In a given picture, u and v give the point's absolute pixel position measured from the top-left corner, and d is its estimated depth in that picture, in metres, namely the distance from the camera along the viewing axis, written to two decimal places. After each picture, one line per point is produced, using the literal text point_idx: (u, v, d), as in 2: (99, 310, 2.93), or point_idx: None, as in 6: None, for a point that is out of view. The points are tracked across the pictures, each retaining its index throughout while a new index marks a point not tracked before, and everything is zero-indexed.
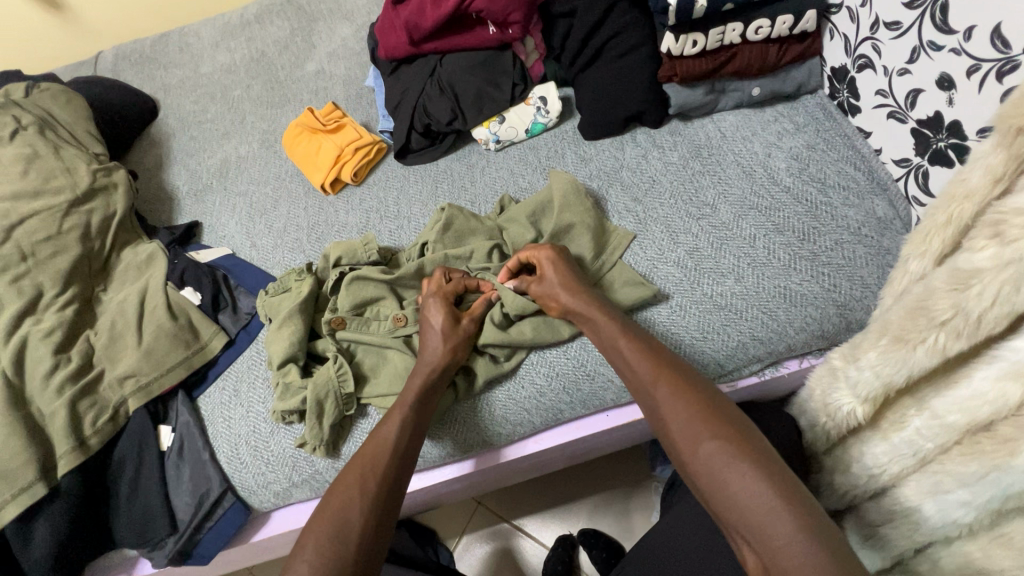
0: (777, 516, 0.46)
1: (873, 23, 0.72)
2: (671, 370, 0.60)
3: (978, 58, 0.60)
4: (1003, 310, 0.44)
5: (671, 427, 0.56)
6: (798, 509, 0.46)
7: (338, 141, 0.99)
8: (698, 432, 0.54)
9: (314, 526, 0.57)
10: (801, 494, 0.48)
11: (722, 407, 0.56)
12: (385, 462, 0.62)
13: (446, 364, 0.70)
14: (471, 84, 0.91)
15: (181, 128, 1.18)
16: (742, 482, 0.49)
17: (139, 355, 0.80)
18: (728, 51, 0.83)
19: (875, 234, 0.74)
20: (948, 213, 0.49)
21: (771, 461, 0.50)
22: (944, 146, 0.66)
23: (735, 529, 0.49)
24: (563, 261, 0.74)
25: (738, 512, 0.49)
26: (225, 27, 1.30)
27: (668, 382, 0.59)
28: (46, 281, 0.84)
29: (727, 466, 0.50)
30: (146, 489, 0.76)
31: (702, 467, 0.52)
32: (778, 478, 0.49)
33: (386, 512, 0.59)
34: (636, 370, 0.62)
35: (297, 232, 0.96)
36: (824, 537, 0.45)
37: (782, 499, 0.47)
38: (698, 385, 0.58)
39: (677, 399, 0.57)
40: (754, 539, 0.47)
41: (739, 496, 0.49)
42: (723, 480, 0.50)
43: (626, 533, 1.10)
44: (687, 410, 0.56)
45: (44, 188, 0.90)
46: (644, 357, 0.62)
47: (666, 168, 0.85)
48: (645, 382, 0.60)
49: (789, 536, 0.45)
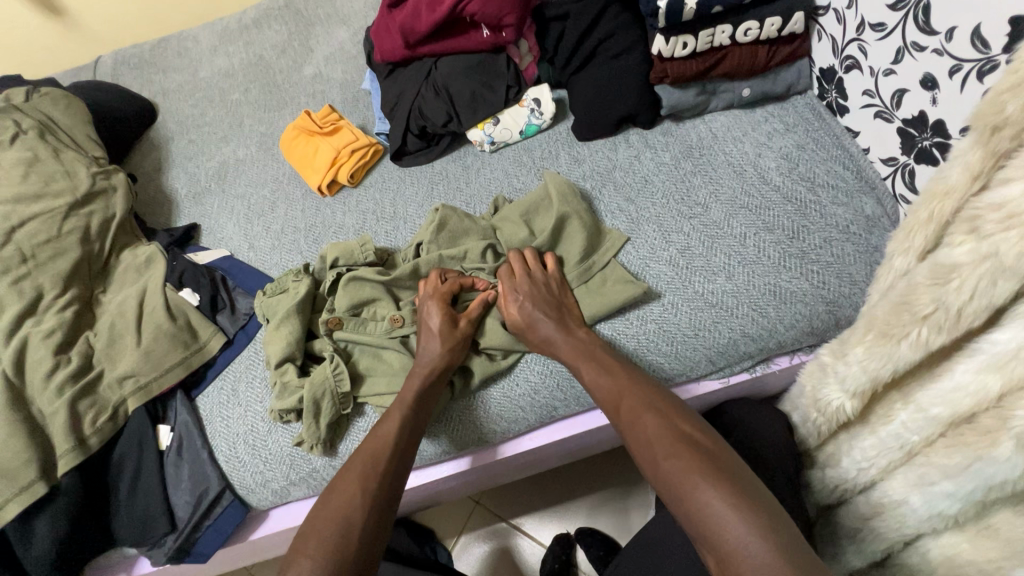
0: (726, 519, 0.47)
1: (859, 25, 0.74)
2: (636, 389, 0.63)
3: (960, 58, 0.61)
4: (982, 304, 0.45)
5: (636, 444, 0.58)
6: (749, 509, 0.47)
7: (335, 144, 1.00)
8: (658, 446, 0.56)
9: (315, 524, 0.57)
10: (756, 497, 0.48)
11: (684, 421, 0.58)
12: (386, 460, 0.63)
13: (444, 362, 0.71)
14: (466, 87, 0.92)
15: (180, 131, 1.19)
16: (697, 490, 0.50)
17: (138, 355, 0.81)
18: (718, 53, 0.84)
19: (863, 232, 0.75)
20: (929, 210, 0.50)
21: (729, 468, 0.51)
22: (929, 144, 0.67)
23: (694, 538, 0.50)
24: (534, 278, 0.75)
25: (693, 520, 0.49)
26: (223, 32, 1.31)
27: (633, 401, 0.62)
28: (46, 283, 0.85)
29: (682, 476, 0.52)
30: (146, 488, 0.77)
31: (662, 480, 0.54)
32: (731, 481, 0.50)
33: (386, 511, 0.60)
34: (601, 392, 0.65)
35: (295, 234, 0.97)
36: (774, 535, 0.45)
37: (731, 502, 0.48)
38: (661, 401, 0.61)
39: (640, 416, 0.60)
40: (710, 544, 0.48)
41: (692, 503, 0.50)
42: (678, 488, 0.51)
43: (622, 532, 1.11)
44: (649, 427, 0.58)
45: (44, 191, 0.91)
46: (610, 375, 0.65)
47: (659, 168, 0.86)
48: (612, 404, 0.63)
49: (738, 537, 0.46)
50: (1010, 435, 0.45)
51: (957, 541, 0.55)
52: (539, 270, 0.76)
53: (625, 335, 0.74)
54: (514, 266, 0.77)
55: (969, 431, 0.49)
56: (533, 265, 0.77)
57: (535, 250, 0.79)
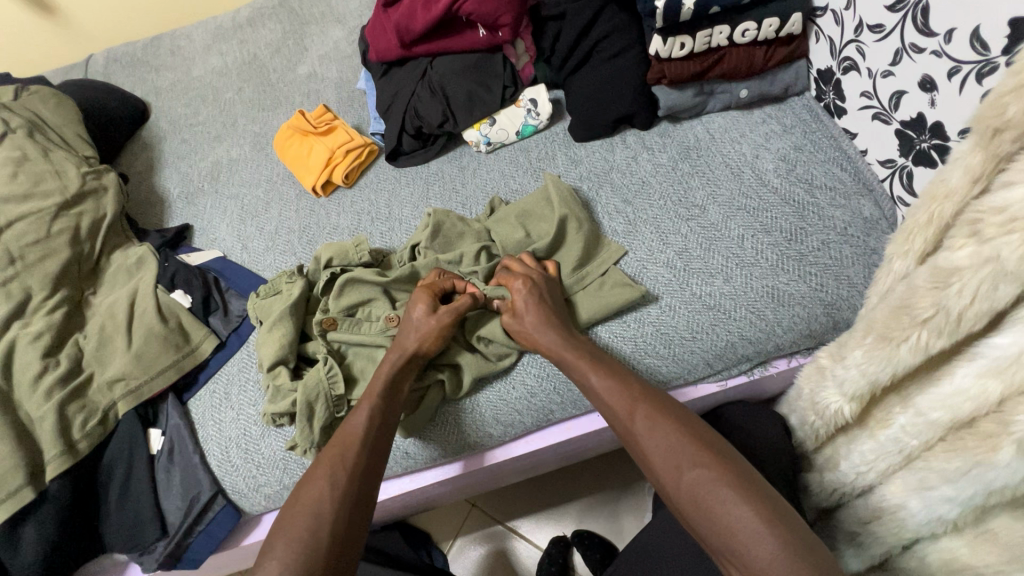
0: (761, 536, 0.47)
1: (857, 26, 0.73)
2: (647, 396, 0.61)
3: (958, 60, 0.60)
4: (983, 307, 0.44)
5: (651, 455, 0.56)
6: (780, 525, 0.47)
7: (329, 144, 0.99)
8: (679, 458, 0.54)
9: (284, 524, 0.56)
10: (782, 510, 0.49)
11: (699, 428, 0.57)
12: (355, 452, 0.62)
13: (415, 350, 0.71)
14: (462, 87, 0.91)
15: (172, 131, 1.18)
16: (727, 506, 0.49)
17: (128, 358, 0.80)
18: (716, 53, 0.83)
19: (862, 234, 0.74)
20: (929, 212, 0.49)
21: (751, 479, 0.51)
22: (927, 146, 0.67)
23: (717, 550, 0.50)
24: (537, 280, 0.74)
25: (723, 536, 0.49)
26: (217, 30, 1.30)
27: (647, 407, 0.59)
28: (35, 284, 0.84)
29: (710, 490, 0.51)
30: (136, 494, 0.76)
31: (686, 494, 0.52)
32: (759, 497, 0.50)
33: (357, 508, 0.59)
34: (611, 396, 0.62)
35: (289, 235, 0.96)
36: (807, 551, 0.46)
37: (764, 519, 0.48)
38: (674, 408, 0.59)
39: (655, 424, 0.58)
40: (740, 561, 0.48)
41: (722, 519, 0.49)
42: (708, 504, 0.50)
43: (619, 534, 1.10)
44: (668, 436, 0.56)
45: (33, 191, 0.90)
46: (620, 382, 0.63)
47: (656, 169, 0.85)
48: (620, 410, 0.61)
49: (774, 555, 0.46)
50: (1010, 440, 0.45)
51: (955, 546, 0.55)
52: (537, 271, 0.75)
53: (623, 337, 0.73)
54: (510, 268, 0.76)
55: (970, 436, 0.49)
56: (532, 266, 0.76)
57: (532, 255, 0.78)
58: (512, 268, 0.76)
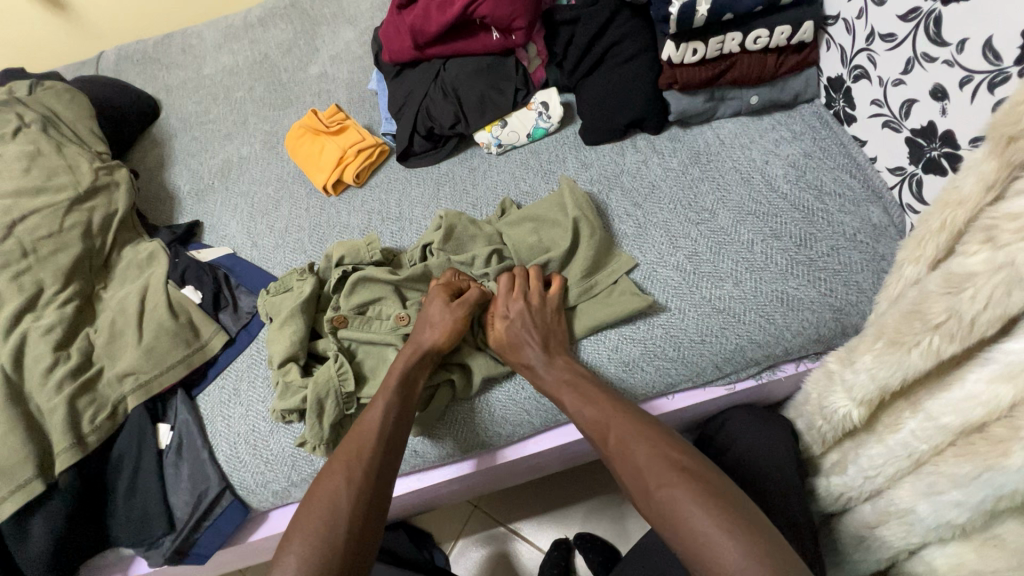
0: (721, 547, 0.47)
1: (868, 35, 0.74)
2: (619, 413, 0.62)
3: (970, 69, 0.61)
4: (996, 313, 0.45)
5: (626, 472, 0.58)
6: (744, 533, 0.47)
7: (341, 143, 0.99)
8: (648, 475, 0.55)
9: (303, 520, 0.56)
10: (750, 520, 0.49)
11: (668, 442, 0.58)
12: (370, 448, 0.62)
13: (431, 348, 0.71)
14: (474, 89, 0.92)
15: (183, 128, 1.19)
16: (691, 520, 0.50)
17: (139, 353, 0.80)
18: (727, 60, 0.84)
19: (870, 241, 0.75)
20: (942, 219, 0.50)
21: (718, 490, 0.52)
22: (938, 155, 0.68)
23: (689, 564, 0.50)
24: (537, 296, 0.75)
25: (690, 547, 0.49)
26: (228, 29, 1.31)
27: (618, 427, 0.61)
28: (47, 278, 0.84)
29: (673, 505, 0.51)
30: (144, 488, 0.76)
31: (656, 507, 0.53)
32: (723, 506, 0.50)
33: (371, 510, 0.58)
34: (586, 419, 0.64)
35: (299, 233, 0.97)
36: (770, 559, 0.45)
37: (725, 528, 0.48)
38: (645, 423, 0.60)
39: (626, 442, 0.59)
40: (707, 571, 0.48)
41: (688, 534, 0.50)
42: (674, 515, 0.51)
43: (621, 538, 1.10)
44: (636, 455, 0.57)
45: (46, 185, 0.90)
46: (597, 403, 0.64)
47: (666, 174, 0.86)
48: (597, 431, 0.63)
49: (736, 562, 0.46)
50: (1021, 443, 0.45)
51: (963, 551, 0.55)
52: (540, 291, 0.75)
53: (632, 340, 0.74)
54: (513, 279, 0.77)
55: (981, 441, 0.49)
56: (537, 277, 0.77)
57: (540, 268, 0.78)
58: (514, 281, 0.77)
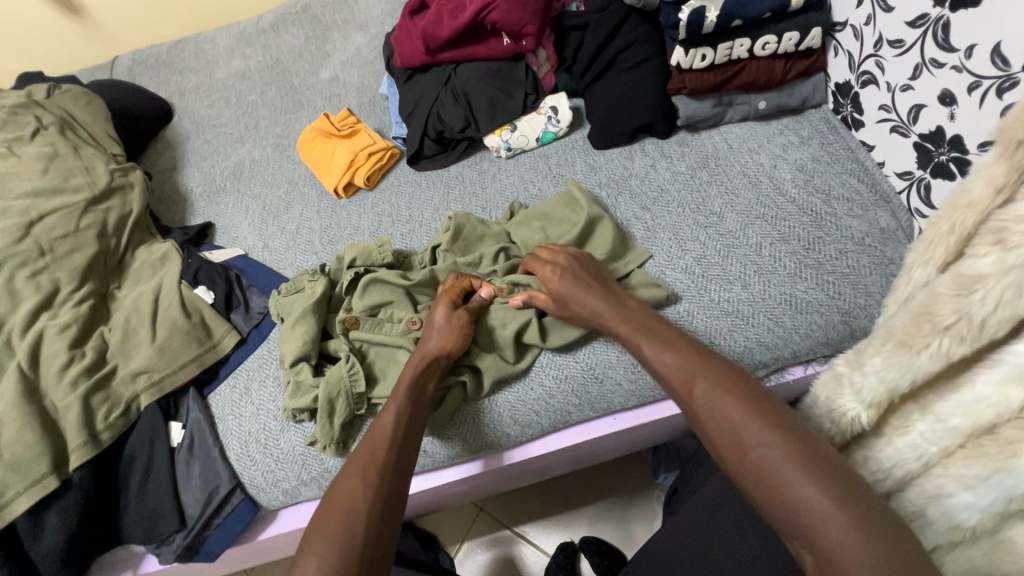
0: (834, 518, 0.42)
1: (876, 41, 0.75)
2: (709, 365, 0.56)
3: (978, 75, 0.62)
4: (1006, 314, 0.45)
5: (711, 427, 0.52)
6: (853, 505, 0.43)
7: (352, 146, 1.01)
8: (743, 432, 0.50)
9: (321, 520, 0.56)
10: (859, 494, 0.44)
11: (766, 402, 0.52)
12: (384, 454, 0.62)
13: (437, 355, 0.70)
14: (484, 94, 0.93)
15: (196, 131, 1.20)
16: (799, 485, 0.45)
17: (152, 351, 0.81)
18: (736, 65, 0.85)
19: (879, 245, 0.75)
20: (951, 222, 0.50)
21: (820, 457, 0.47)
22: (946, 159, 0.68)
23: (785, 530, 0.46)
24: (590, 267, 0.74)
25: (790, 515, 0.45)
26: (241, 34, 1.33)
27: (706, 379, 0.55)
28: (63, 277, 0.85)
29: (775, 467, 0.46)
30: (156, 485, 0.77)
31: (750, 469, 0.48)
32: (828, 475, 0.45)
33: (388, 517, 0.58)
34: (668, 367, 0.58)
35: (310, 234, 0.98)
36: (885, 538, 0.41)
37: (839, 501, 0.43)
38: (738, 379, 0.54)
39: (715, 395, 0.53)
40: (809, 540, 0.44)
41: (790, 500, 0.45)
42: (773, 481, 0.46)
43: (627, 541, 1.10)
44: (729, 410, 0.51)
45: (63, 186, 0.92)
46: (680, 353, 0.59)
47: (674, 178, 0.87)
48: (679, 380, 0.57)
49: (847, 536, 0.42)
50: None
51: None
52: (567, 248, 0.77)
53: None
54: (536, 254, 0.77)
55: (990, 442, 0.49)
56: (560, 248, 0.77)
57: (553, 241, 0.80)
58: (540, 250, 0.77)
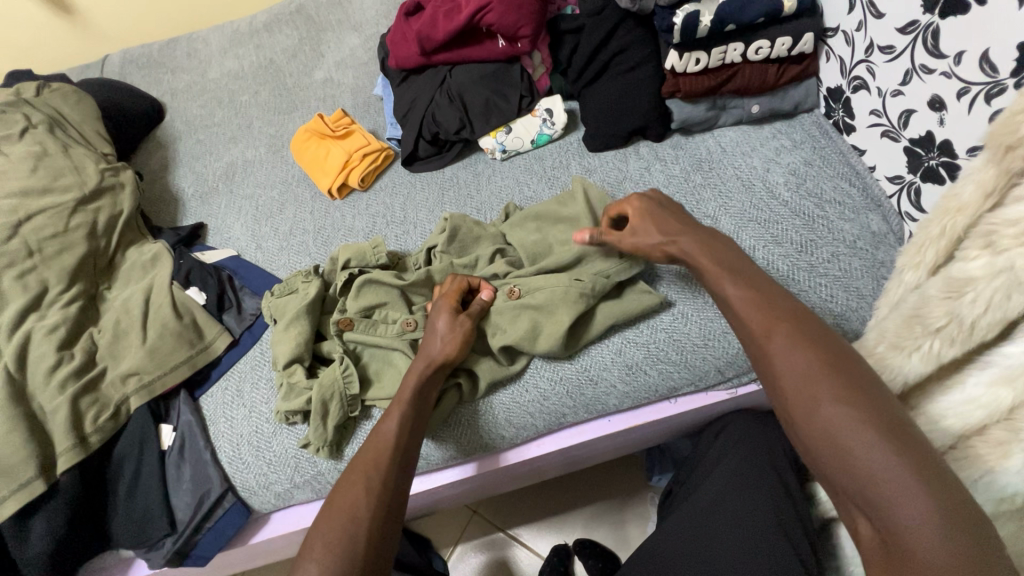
0: (909, 494, 0.40)
1: (868, 47, 0.76)
2: (792, 316, 0.52)
3: (967, 81, 0.63)
4: (995, 316, 0.46)
5: (783, 380, 0.49)
6: (937, 487, 0.40)
7: (346, 147, 1.00)
8: (820, 390, 0.46)
9: (322, 526, 0.56)
10: (943, 476, 0.41)
11: (848, 363, 0.48)
12: (388, 460, 0.61)
13: (441, 361, 0.69)
14: (480, 95, 0.93)
15: (187, 131, 1.19)
16: (869, 455, 0.42)
17: (143, 353, 0.80)
18: (729, 69, 0.86)
19: (871, 248, 0.76)
20: (942, 226, 0.51)
21: (907, 430, 0.44)
22: (935, 164, 0.69)
23: (848, 494, 0.44)
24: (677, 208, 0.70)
25: (858, 484, 0.43)
26: (234, 34, 1.32)
27: (789, 329, 0.51)
28: (52, 278, 0.84)
29: (849, 432, 0.44)
30: (146, 488, 0.76)
31: (820, 431, 0.45)
32: (914, 451, 0.42)
33: (391, 515, 0.58)
34: (748, 311, 0.55)
35: (304, 235, 0.97)
36: (961, 523, 0.39)
37: (919, 479, 0.40)
38: (821, 334, 0.50)
39: (796, 348, 0.50)
40: (875, 512, 0.42)
41: (859, 467, 0.43)
42: (844, 447, 0.44)
43: (621, 543, 1.10)
44: (806, 366, 0.48)
45: (52, 185, 0.91)
46: (760, 301, 0.55)
47: (669, 180, 0.87)
48: (754, 325, 0.53)
49: (922, 517, 0.39)
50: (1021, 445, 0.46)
51: None
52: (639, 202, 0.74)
53: (635, 343, 0.75)
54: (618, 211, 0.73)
55: (979, 443, 0.50)
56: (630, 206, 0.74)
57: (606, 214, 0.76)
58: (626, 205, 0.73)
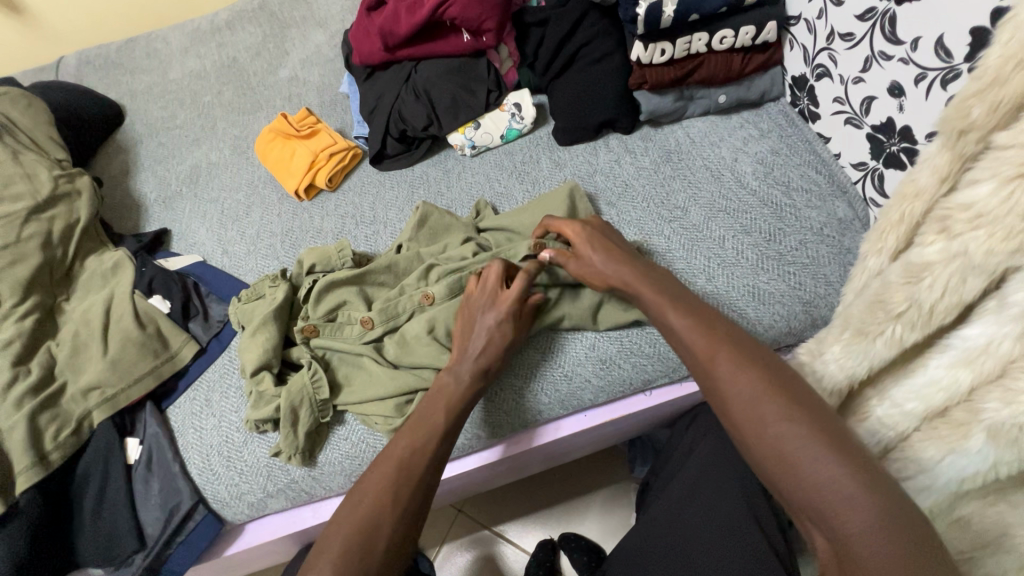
0: (855, 506, 0.40)
1: (829, 34, 0.76)
2: (733, 340, 0.53)
3: (924, 67, 0.63)
4: (952, 300, 0.47)
5: (729, 401, 0.49)
6: (882, 496, 0.40)
7: (312, 147, 0.98)
8: (763, 408, 0.46)
9: (342, 531, 0.53)
10: (886, 485, 0.41)
11: (787, 381, 0.48)
12: (417, 466, 0.58)
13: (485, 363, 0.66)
14: (446, 90, 0.92)
15: (148, 134, 1.16)
16: (815, 468, 0.42)
17: (104, 365, 0.77)
18: (695, 60, 0.86)
19: (837, 234, 0.77)
20: (901, 211, 0.51)
21: (849, 441, 0.44)
22: (897, 150, 0.70)
23: (802, 512, 0.43)
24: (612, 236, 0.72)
25: (808, 497, 0.42)
26: (194, 33, 1.28)
27: (730, 351, 0.51)
28: (4, 290, 0.81)
29: (795, 446, 0.44)
30: (112, 505, 0.73)
31: (769, 450, 0.45)
32: (857, 460, 0.42)
33: (415, 524, 0.56)
34: (690, 334, 0.55)
35: (271, 239, 0.95)
36: (906, 530, 0.38)
37: (864, 487, 0.40)
38: (762, 356, 0.51)
39: (738, 370, 0.50)
40: (826, 525, 0.41)
41: (808, 481, 0.42)
42: (792, 462, 0.43)
43: (606, 536, 1.11)
44: (747, 388, 0.48)
45: (2, 194, 0.87)
46: (702, 329, 0.55)
47: (639, 173, 0.87)
48: (700, 350, 0.53)
49: (872, 527, 0.39)
50: (981, 427, 0.47)
51: None
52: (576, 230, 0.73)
53: (608, 338, 0.75)
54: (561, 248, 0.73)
55: (943, 424, 0.50)
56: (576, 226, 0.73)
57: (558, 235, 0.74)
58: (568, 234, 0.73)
